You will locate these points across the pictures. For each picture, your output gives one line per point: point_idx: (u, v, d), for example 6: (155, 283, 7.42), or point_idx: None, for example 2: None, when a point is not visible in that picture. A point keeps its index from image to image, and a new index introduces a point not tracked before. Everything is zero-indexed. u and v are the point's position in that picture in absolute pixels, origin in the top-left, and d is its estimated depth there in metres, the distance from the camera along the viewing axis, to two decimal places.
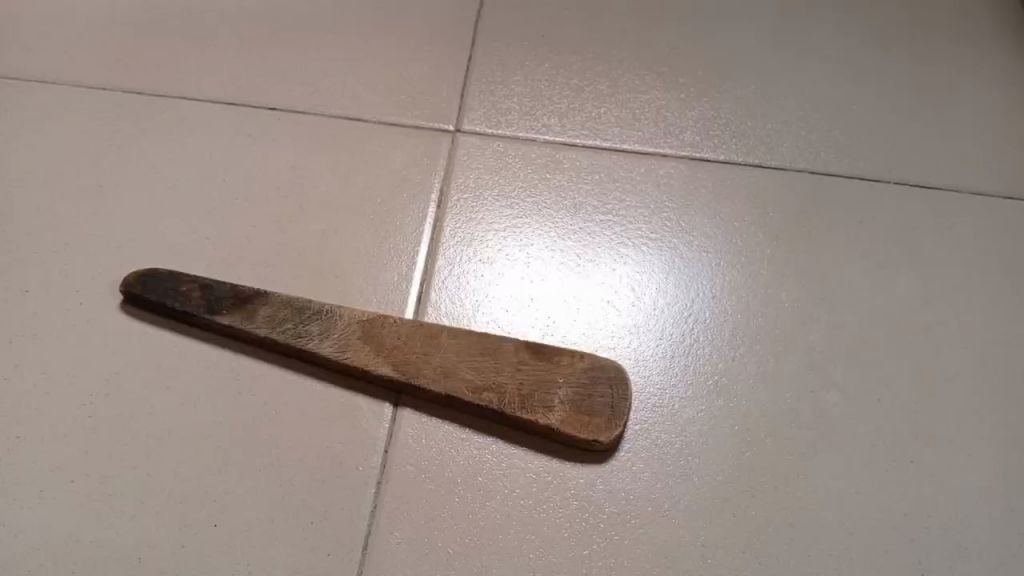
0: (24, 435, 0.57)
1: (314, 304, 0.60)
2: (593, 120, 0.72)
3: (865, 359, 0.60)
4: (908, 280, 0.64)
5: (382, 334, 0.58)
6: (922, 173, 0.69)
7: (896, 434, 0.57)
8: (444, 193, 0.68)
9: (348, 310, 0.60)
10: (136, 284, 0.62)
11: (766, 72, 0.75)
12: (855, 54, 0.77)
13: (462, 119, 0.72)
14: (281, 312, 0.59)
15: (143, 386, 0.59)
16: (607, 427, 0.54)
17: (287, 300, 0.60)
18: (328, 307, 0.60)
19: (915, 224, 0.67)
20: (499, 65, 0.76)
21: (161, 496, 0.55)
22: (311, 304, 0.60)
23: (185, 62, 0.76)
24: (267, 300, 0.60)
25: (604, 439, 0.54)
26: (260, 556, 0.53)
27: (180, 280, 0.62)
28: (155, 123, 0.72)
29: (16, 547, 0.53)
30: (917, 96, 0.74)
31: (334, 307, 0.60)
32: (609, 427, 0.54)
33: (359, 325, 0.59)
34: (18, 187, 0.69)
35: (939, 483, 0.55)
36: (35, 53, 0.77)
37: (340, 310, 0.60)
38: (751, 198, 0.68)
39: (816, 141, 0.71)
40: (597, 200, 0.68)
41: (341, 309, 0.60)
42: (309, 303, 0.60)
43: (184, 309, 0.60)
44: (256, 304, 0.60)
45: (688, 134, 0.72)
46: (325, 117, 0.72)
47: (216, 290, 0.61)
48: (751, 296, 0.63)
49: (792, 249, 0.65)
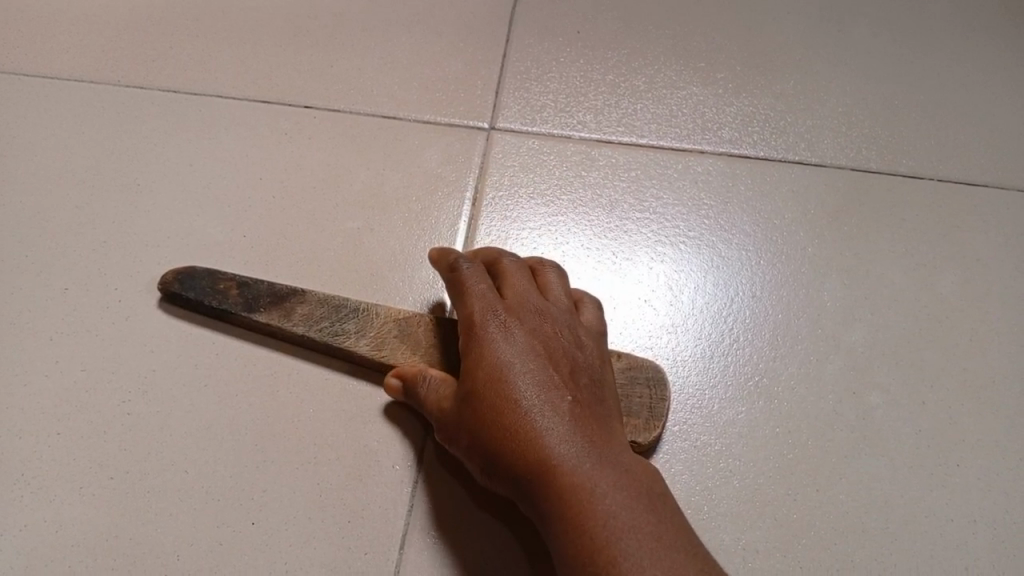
0: (62, 432, 0.56)
1: (349, 302, 0.59)
2: (630, 116, 0.72)
3: (908, 360, 0.60)
4: (951, 280, 0.63)
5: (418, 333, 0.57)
6: (964, 171, 0.69)
7: (941, 437, 0.56)
8: (479, 191, 0.67)
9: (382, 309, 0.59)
10: (170, 281, 0.61)
11: (804, 69, 0.75)
12: (894, 50, 0.76)
13: (498, 116, 0.72)
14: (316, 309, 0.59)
15: (181, 384, 0.58)
16: (643, 429, 0.53)
17: (321, 298, 0.59)
18: (362, 304, 0.59)
19: (957, 222, 0.66)
20: (533, 61, 0.75)
21: (200, 494, 0.54)
22: (346, 302, 0.59)
23: (221, 60, 0.76)
24: (302, 298, 0.59)
25: (643, 439, 0.53)
26: (299, 555, 0.52)
27: (215, 277, 0.61)
28: (193, 121, 0.72)
29: (54, 545, 0.52)
30: (957, 92, 0.73)
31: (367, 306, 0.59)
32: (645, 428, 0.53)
33: (393, 323, 0.58)
34: (56, 184, 0.68)
35: (985, 486, 0.55)
36: (73, 54, 0.77)
37: (375, 308, 0.59)
38: (791, 195, 0.67)
39: (856, 137, 0.71)
40: (633, 197, 0.67)
41: (376, 307, 0.59)
42: (344, 301, 0.59)
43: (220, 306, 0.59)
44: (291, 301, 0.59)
45: (726, 130, 0.71)
46: (360, 114, 0.72)
47: (252, 287, 0.60)
48: (792, 296, 0.62)
49: (833, 248, 0.65)
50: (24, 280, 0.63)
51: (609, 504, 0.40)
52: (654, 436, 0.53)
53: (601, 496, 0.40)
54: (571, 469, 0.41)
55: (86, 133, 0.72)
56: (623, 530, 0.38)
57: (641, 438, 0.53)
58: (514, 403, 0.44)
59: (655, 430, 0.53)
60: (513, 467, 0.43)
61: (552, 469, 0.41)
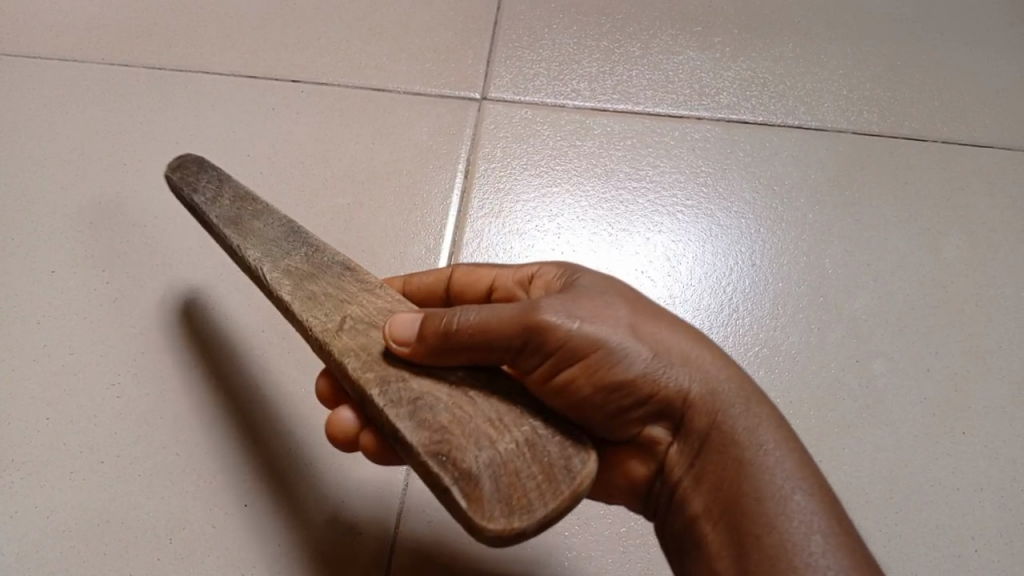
0: (52, 416, 0.55)
1: (264, 286, 0.43)
2: (624, 83, 0.70)
3: (912, 326, 0.58)
4: (955, 244, 0.62)
5: (361, 303, 0.41)
6: (968, 131, 0.67)
7: (946, 405, 0.55)
8: (471, 163, 0.66)
9: (301, 305, 0.41)
10: (175, 170, 0.50)
11: (803, 30, 0.73)
12: (897, 8, 0.74)
13: (490, 86, 0.70)
14: (255, 252, 0.44)
15: (171, 366, 0.57)
16: (488, 505, 0.32)
17: (253, 260, 0.44)
18: (279, 296, 0.42)
19: (963, 185, 0.64)
20: (526, 29, 0.73)
21: (192, 476, 0.53)
22: (270, 275, 0.43)
23: (206, 35, 0.74)
24: (236, 250, 0.45)
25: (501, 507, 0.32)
26: (293, 536, 0.51)
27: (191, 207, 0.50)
28: (179, 98, 0.70)
29: (47, 532, 0.52)
30: (962, 50, 0.71)
31: (292, 292, 0.42)
32: (531, 496, 0.32)
33: (324, 301, 0.41)
34: (40, 165, 0.67)
35: (993, 454, 0.53)
36: (52, 30, 0.75)
37: (295, 297, 0.41)
38: (792, 160, 0.66)
39: (857, 100, 0.69)
40: (629, 166, 0.66)
41: (291, 305, 0.41)
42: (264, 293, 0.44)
43: (221, 181, 0.50)
44: (229, 238, 0.45)
45: (724, 95, 0.69)
46: (349, 88, 0.70)
47: (203, 218, 0.48)
48: (792, 264, 0.61)
49: (834, 215, 0.63)
50: (11, 263, 0.62)
51: (796, 467, 0.38)
52: (512, 531, 0.31)
53: (792, 454, 0.39)
54: (753, 398, 0.40)
55: (70, 112, 0.70)
56: (812, 504, 0.37)
57: (475, 519, 0.32)
58: (680, 344, 0.40)
59: (519, 523, 0.32)
60: (697, 362, 0.40)
61: (729, 415, 0.39)
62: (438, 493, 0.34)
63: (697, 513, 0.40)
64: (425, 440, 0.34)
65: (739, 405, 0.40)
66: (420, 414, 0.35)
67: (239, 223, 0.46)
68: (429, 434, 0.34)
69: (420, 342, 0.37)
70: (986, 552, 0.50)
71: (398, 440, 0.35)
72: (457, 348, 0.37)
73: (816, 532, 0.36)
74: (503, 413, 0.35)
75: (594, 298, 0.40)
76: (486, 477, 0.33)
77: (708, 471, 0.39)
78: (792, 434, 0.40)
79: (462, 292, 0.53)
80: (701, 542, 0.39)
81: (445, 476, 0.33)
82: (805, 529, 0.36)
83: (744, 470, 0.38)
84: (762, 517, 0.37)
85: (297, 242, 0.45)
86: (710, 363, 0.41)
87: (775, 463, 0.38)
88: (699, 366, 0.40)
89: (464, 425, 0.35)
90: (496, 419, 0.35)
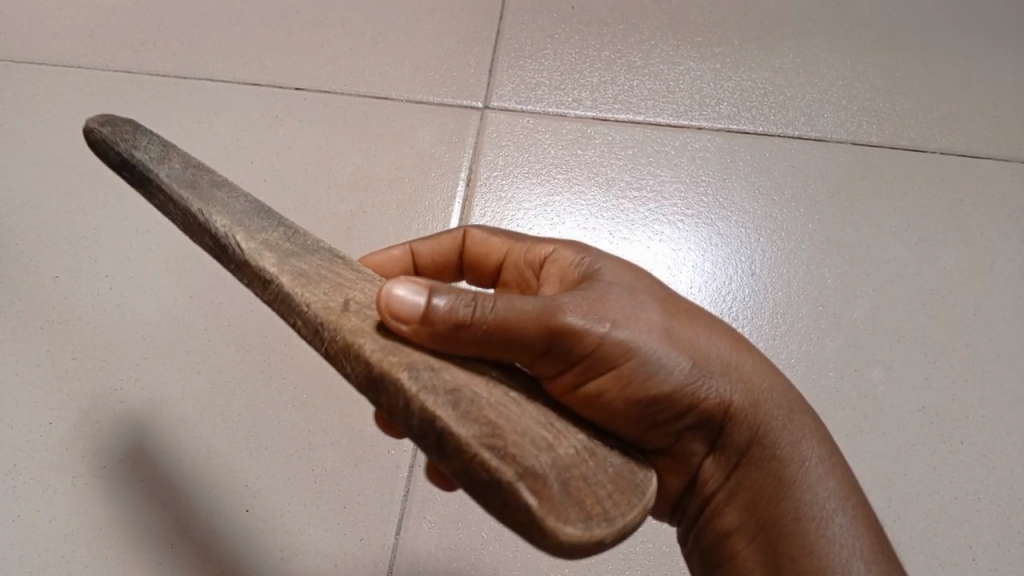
0: (55, 421, 0.56)
1: (236, 258, 0.33)
2: (626, 92, 0.71)
3: (911, 336, 0.59)
4: (954, 255, 0.62)
5: (363, 289, 0.32)
6: (966, 143, 0.67)
7: (944, 414, 0.55)
8: (473, 171, 0.66)
9: (290, 279, 0.31)
10: (101, 125, 0.39)
11: (803, 42, 0.73)
12: (896, 21, 0.74)
13: (492, 95, 0.70)
14: (221, 217, 0.34)
15: (174, 372, 0.57)
16: (562, 508, 0.25)
17: (220, 226, 0.33)
18: (261, 268, 0.32)
19: (961, 196, 0.65)
20: (528, 39, 0.74)
21: (193, 481, 0.53)
22: (246, 245, 0.33)
23: (211, 42, 0.75)
24: (195, 215, 0.34)
25: (574, 513, 0.25)
26: (292, 542, 0.51)
27: (117, 168, 0.38)
28: (182, 104, 0.71)
29: (48, 536, 0.52)
30: (961, 62, 0.72)
31: (279, 265, 0.32)
32: (606, 505, 0.26)
33: (318, 279, 0.32)
34: (45, 171, 0.67)
35: (990, 464, 0.54)
36: (58, 36, 0.75)
37: (282, 270, 0.32)
38: (792, 170, 0.66)
39: (855, 111, 0.69)
40: (630, 175, 0.66)
41: (278, 279, 0.31)
42: (230, 269, 0.33)
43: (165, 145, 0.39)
44: (184, 199, 0.35)
45: (725, 106, 0.70)
46: (352, 96, 0.71)
47: (144, 176, 0.36)
48: (791, 273, 0.61)
49: (833, 226, 0.64)
50: (14, 269, 0.62)
51: (839, 485, 0.35)
52: (592, 540, 0.25)
53: (833, 474, 0.35)
54: (794, 411, 0.36)
55: (75, 118, 0.70)
56: (853, 528, 0.35)
57: (552, 525, 0.24)
58: (716, 348, 0.36)
59: (599, 530, 0.25)
60: (738, 371, 0.36)
61: (772, 431, 0.35)
62: (480, 497, 0.26)
63: (731, 527, 0.37)
64: (477, 433, 0.26)
65: (781, 417, 0.36)
66: (461, 404, 0.27)
67: (198, 186, 0.36)
68: (479, 427, 0.26)
69: (427, 326, 0.29)
70: (983, 561, 0.50)
71: (427, 433, 0.26)
72: (474, 345, 0.30)
73: (858, 558, 0.34)
74: (548, 420, 0.29)
75: (619, 298, 0.35)
76: (554, 478, 0.26)
77: (747, 488, 0.36)
78: (834, 447, 0.36)
79: (477, 259, 0.50)
80: (737, 556, 0.37)
81: (506, 471, 0.25)
82: (846, 555, 0.34)
83: (787, 491, 0.35)
84: (803, 543, 0.34)
85: (274, 219, 0.35)
86: (749, 367, 0.36)
87: (820, 482, 0.35)
88: (739, 372, 0.36)
89: (513, 419, 0.27)
90: (545, 423, 0.28)
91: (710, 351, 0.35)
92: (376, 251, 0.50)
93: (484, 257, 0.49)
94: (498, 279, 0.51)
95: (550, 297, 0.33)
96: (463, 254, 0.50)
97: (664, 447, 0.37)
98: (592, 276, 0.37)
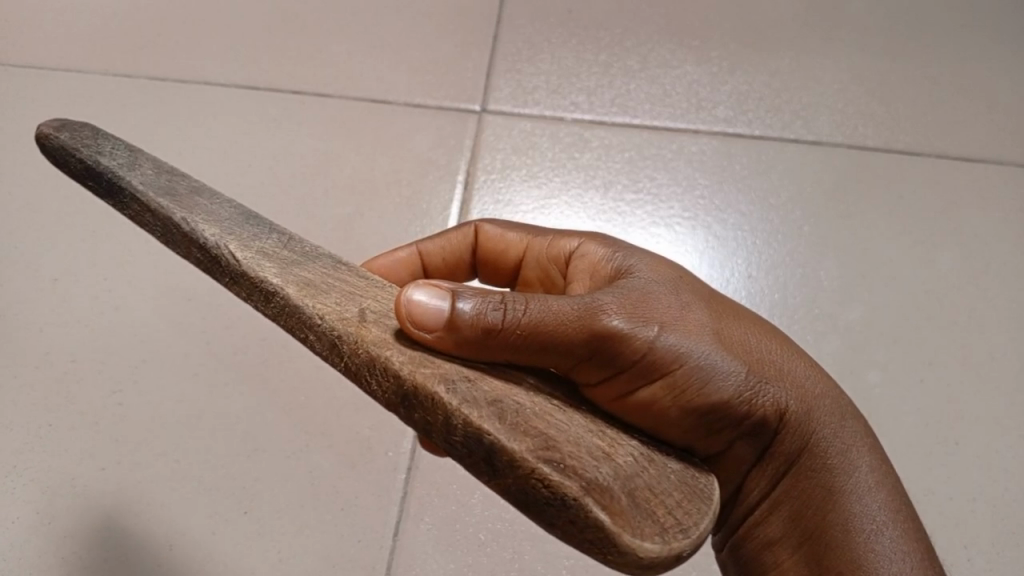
0: (54, 424, 0.56)
1: (232, 269, 0.32)
2: (623, 96, 0.71)
3: (907, 338, 0.59)
4: (949, 257, 0.63)
5: (373, 297, 0.32)
6: (961, 145, 0.68)
7: (940, 415, 0.56)
8: (471, 174, 0.66)
9: (296, 291, 0.31)
10: (57, 131, 0.37)
11: (799, 45, 0.74)
12: (891, 25, 0.75)
13: (489, 99, 0.71)
14: (209, 227, 0.33)
15: (171, 374, 0.58)
16: (634, 523, 0.25)
17: (210, 236, 0.33)
18: (262, 280, 0.31)
19: (956, 198, 0.65)
20: (525, 43, 0.74)
21: (192, 484, 0.53)
22: (242, 256, 0.32)
23: (209, 46, 0.75)
24: (180, 224, 0.33)
25: (649, 531, 0.25)
26: (291, 544, 0.51)
27: (79, 177, 0.36)
28: (181, 108, 0.71)
29: (48, 538, 0.52)
30: (956, 66, 0.72)
31: (281, 277, 0.32)
32: (676, 514, 0.26)
33: (325, 289, 0.32)
34: (43, 174, 0.67)
35: (985, 465, 0.54)
36: (56, 41, 0.76)
37: (286, 282, 0.31)
38: (788, 173, 0.67)
39: (851, 115, 0.70)
40: (627, 178, 0.67)
41: (283, 291, 0.31)
42: (223, 280, 0.33)
43: (129, 151, 0.37)
44: (165, 209, 0.34)
45: (721, 109, 0.70)
46: (350, 100, 0.71)
47: (115, 187, 0.35)
48: (787, 276, 0.62)
49: (830, 228, 0.64)
50: (14, 272, 0.62)
51: (891, 499, 0.35)
52: (671, 553, 0.25)
53: (887, 488, 0.35)
54: (848, 421, 0.36)
55: None
56: (905, 544, 0.34)
57: (629, 541, 0.24)
58: (767, 352, 0.36)
59: (677, 543, 0.25)
60: (790, 377, 0.36)
61: (821, 440, 0.35)
62: (543, 514, 0.25)
63: (774, 538, 0.37)
64: (530, 446, 0.26)
65: (832, 424, 0.36)
66: (507, 416, 0.27)
67: (176, 194, 0.35)
68: (532, 440, 0.26)
69: (453, 332, 0.30)
70: (978, 561, 0.50)
71: (475, 449, 0.26)
72: (508, 349, 0.30)
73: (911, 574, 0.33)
74: (597, 428, 0.29)
75: (668, 299, 0.35)
76: (619, 491, 0.26)
77: (794, 496, 0.36)
78: (887, 460, 0.36)
79: (491, 255, 0.50)
80: (781, 567, 0.37)
81: (569, 486, 0.25)
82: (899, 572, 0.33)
83: (833, 499, 0.35)
84: (848, 554, 0.34)
85: (261, 226, 0.35)
86: (801, 373, 0.36)
87: (869, 493, 0.35)
88: (792, 378, 0.36)
89: (564, 433, 0.27)
90: (595, 433, 0.29)
91: (761, 357, 0.35)
92: (381, 256, 0.50)
93: (497, 250, 0.49)
94: (511, 273, 0.50)
95: (591, 296, 0.33)
96: (474, 249, 0.50)
97: (711, 456, 0.37)
98: (637, 276, 0.37)
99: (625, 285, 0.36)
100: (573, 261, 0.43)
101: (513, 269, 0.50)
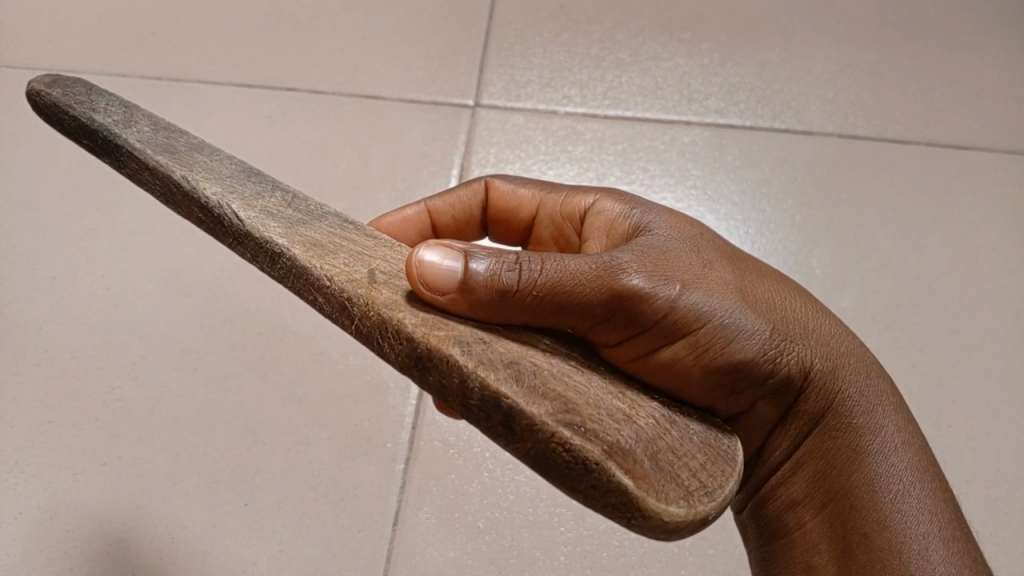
0: (54, 420, 0.56)
1: (236, 229, 0.32)
2: (615, 89, 0.72)
3: (899, 323, 0.59)
4: (940, 243, 0.63)
5: (382, 257, 0.33)
6: (950, 133, 0.68)
7: (933, 399, 0.56)
8: (465, 168, 0.67)
9: (303, 251, 0.31)
10: (48, 88, 0.36)
11: (789, 36, 0.74)
12: (880, 16, 0.76)
13: (483, 93, 0.71)
14: (210, 185, 0.33)
15: (169, 369, 0.58)
16: (658, 486, 0.25)
17: (210, 194, 0.33)
18: (267, 240, 0.31)
19: (945, 185, 0.66)
20: (517, 37, 0.75)
21: (192, 477, 0.54)
22: (245, 215, 0.32)
23: (204, 45, 0.75)
24: (179, 182, 0.33)
25: (673, 492, 0.25)
26: (291, 535, 0.52)
27: (72, 135, 0.36)
28: (176, 106, 0.71)
29: (50, 533, 0.52)
30: (944, 55, 0.73)
31: (287, 237, 0.32)
32: (700, 477, 0.27)
33: (332, 250, 0.32)
34: (40, 174, 0.68)
35: (978, 447, 0.54)
36: (51, 41, 0.76)
37: (292, 241, 0.32)
38: (779, 163, 0.67)
39: (841, 104, 0.70)
40: (620, 170, 0.67)
41: (290, 251, 0.31)
42: (226, 241, 0.33)
43: (125, 107, 0.37)
44: (163, 166, 0.34)
45: (713, 100, 0.71)
46: (344, 96, 0.71)
47: (110, 144, 0.35)
48: (779, 264, 0.62)
49: (822, 217, 0.65)
50: (11, 271, 0.63)
51: (918, 458, 0.35)
52: (697, 516, 0.25)
53: (913, 446, 0.35)
54: (873, 377, 0.36)
55: None
56: (931, 503, 0.34)
57: (654, 505, 0.25)
58: (790, 310, 0.36)
59: (702, 506, 0.25)
60: (813, 335, 0.36)
61: (846, 400, 0.36)
62: (564, 478, 0.26)
63: (797, 499, 0.38)
64: (549, 410, 0.26)
65: (858, 383, 0.36)
66: (524, 378, 0.27)
67: (174, 151, 0.35)
68: (550, 404, 0.26)
69: (466, 293, 0.30)
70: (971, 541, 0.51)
71: (492, 412, 0.27)
72: (524, 308, 0.31)
73: (936, 533, 0.34)
74: (616, 390, 0.30)
75: (688, 258, 0.35)
76: (641, 453, 0.26)
77: (817, 456, 0.37)
78: (911, 418, 0.36)
79: (502, 215, 0.50)
80: (805, 526, 0.38)
81: (591, 450, 0.25)
82: (925, 532, 0.34)
83: (857, 459, 0.35)
84: (873, 515, 0.34)
85: (263, 184, 0.35)
86: (824, 330, 0.36)
87: (895, 453, 0.35)
88: (816, 336, 0.36)
89: (583, 395, 0.28)
90: (614, 395, 0.29)
91: (784, 314, 0.36)
92: (390, 213, 0.50)
93: (508, 207, 0.49)
94: (523, 232, 0.50)
95: (610, 254, 0.33)
96: (486, 207, 0.50)
97: (733, 417, 0.38)
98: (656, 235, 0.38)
99: (644, 243, 0.36)
100: (586, 219, 0.44)
101: (525, 226, 0.50)
